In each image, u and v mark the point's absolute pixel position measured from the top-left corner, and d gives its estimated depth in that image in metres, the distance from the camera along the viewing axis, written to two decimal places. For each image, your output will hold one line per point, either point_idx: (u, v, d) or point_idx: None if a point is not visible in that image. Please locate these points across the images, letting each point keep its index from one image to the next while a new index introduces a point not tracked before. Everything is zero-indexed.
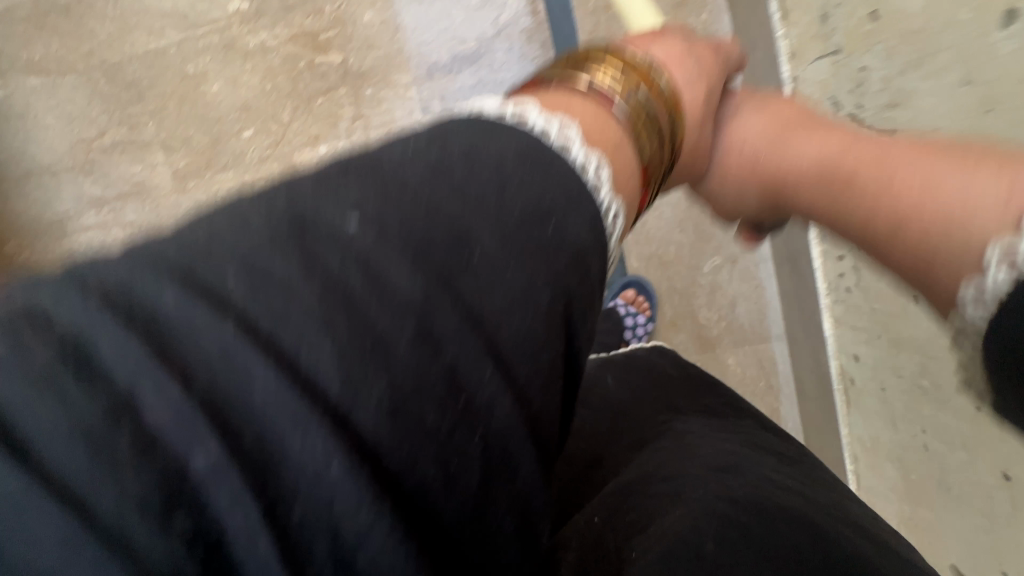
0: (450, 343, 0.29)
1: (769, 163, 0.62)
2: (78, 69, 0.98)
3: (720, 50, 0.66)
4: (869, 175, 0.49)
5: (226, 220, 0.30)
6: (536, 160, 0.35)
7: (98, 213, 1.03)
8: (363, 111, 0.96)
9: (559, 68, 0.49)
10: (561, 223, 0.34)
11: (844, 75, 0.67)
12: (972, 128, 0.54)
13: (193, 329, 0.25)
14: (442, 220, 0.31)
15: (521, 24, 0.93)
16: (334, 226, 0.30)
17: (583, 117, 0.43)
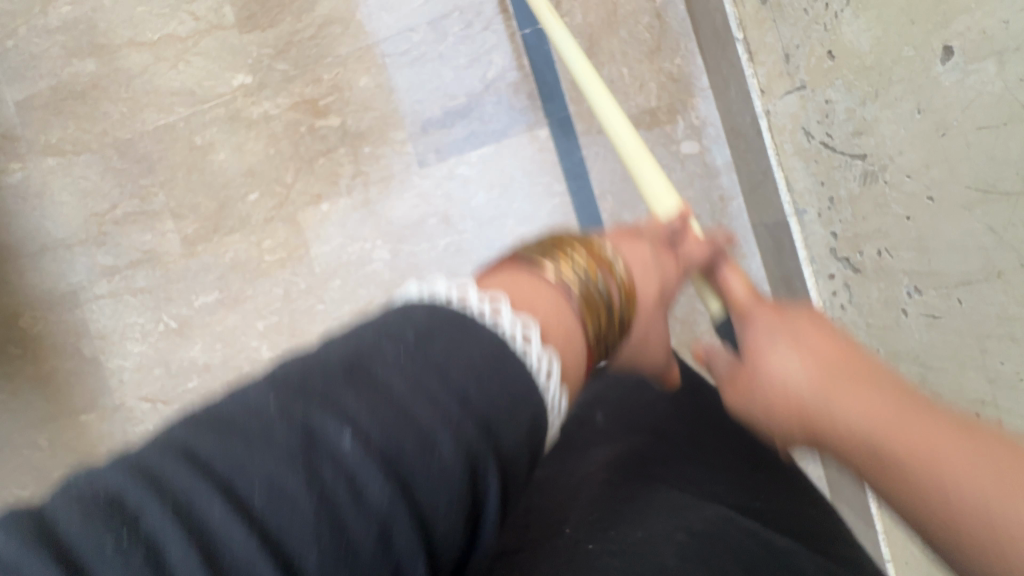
0: (400, 542, 0.27)
1: (815, 406, 0.44)
2: (93, 148, 1.05)
3: (694, 245, 0.59)
4: (915, 447, 0.37)
5: (246, 407, 0.28)
6: (499, 370, 0.33)
7: (110, 282, 1.06)
8: (362, 168, 1.01)
9: (527, 246, 0.48)
10: (500, 430, 0.31)
11: (811, 108, 0.66)
12: (935, 153, 0.51)
13: (223, 535, 0.25)
14: (411, 425, 0.29)
15: (507, 77, 0.97)
16: (330, 437, 0.27)
17: (545, 312, 0.41)
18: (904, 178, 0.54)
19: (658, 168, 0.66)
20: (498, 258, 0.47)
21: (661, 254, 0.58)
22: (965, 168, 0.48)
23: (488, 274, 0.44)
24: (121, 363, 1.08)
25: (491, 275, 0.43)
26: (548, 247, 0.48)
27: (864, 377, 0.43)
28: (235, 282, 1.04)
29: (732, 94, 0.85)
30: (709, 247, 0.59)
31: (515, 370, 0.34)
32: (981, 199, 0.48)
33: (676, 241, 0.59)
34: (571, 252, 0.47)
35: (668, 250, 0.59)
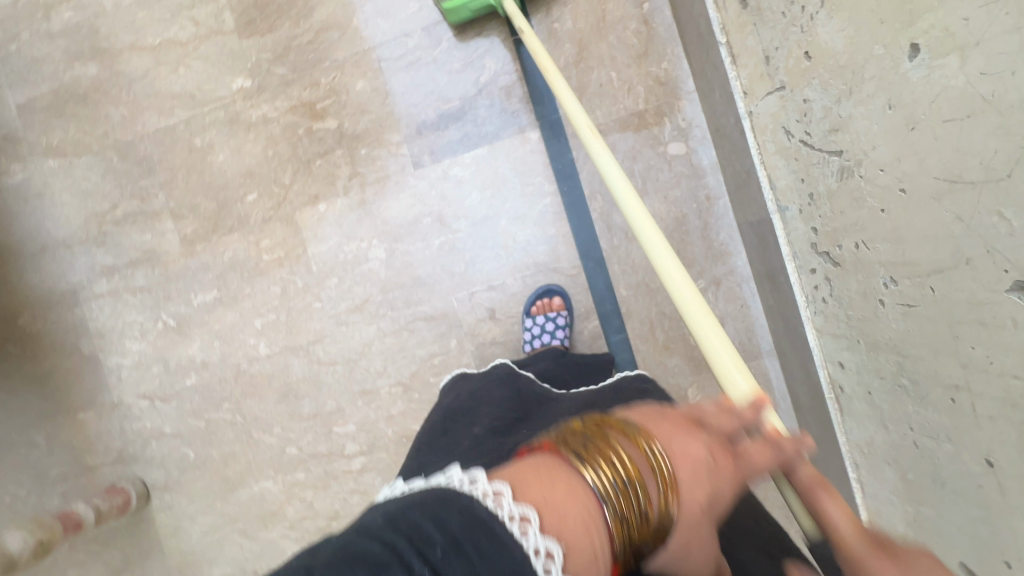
0: None
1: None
2: (94, 149, 1.07)
3: (761, 452, 0.42)
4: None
5: None
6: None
7: (110, 281, 1.08)
8: (359, 169, 1.03)
9: (573, 426, 0.42)
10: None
11: (790, 107, 0.69)
12: (905, 147, 0.52)
13: None
14: None
15: (500, 81, 1.00)
16: None
17: (576, 535, 0.35)
18: (878, 172, 0.56)
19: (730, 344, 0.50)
20: (539, 441, 0.42)
21: (728, 455, 0.41)
22: (931, 161, 0.49)
23: (521, 470, 0.38)
24: (120, 361, 1.09)
25: (523, 474, 0.37)
26: (588, 450, 0.39)
27: None
28: (233, 280, 1.06)
29: (717, 97, 0.89)
30: (779, 458, 0.42)
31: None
32: (950, 190, 0.48)
33: (762, 439, 0.42)
34: (609, 464, 0.38)
35: (738, 449, 0.42)
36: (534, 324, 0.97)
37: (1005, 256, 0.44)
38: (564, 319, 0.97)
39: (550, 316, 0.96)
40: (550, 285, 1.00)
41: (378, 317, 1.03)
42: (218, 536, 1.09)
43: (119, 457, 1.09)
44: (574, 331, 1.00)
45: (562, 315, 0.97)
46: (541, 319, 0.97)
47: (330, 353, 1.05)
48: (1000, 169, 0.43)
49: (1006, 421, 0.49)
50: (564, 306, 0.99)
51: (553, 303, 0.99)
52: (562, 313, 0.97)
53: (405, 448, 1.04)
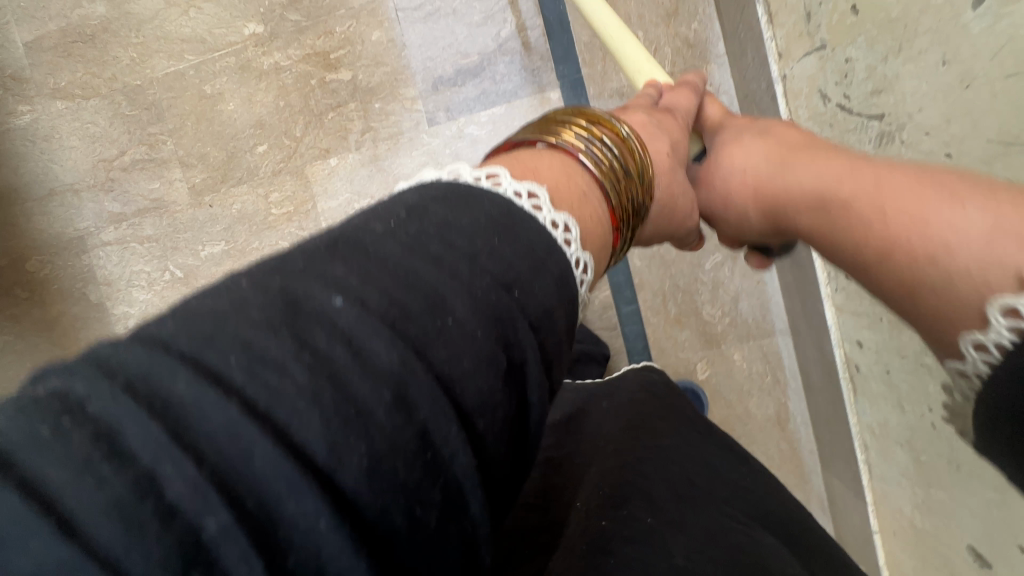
0: (422, 407, 0.25)
1: (768, 177, 0.53)
2: (102, 93, 1.04)
3: (685, 98, 0.61)
4: (863, 202, 0.43)
5: (223, 296, 0.26)
6: (510, 226, 0.32)
7: (118, 229, 1.07)
8: (372, 123, 1.00)
9: (524, 130, 0.45)
10: (521, 287, 0.30)
11: (829, 69, 0.65)
12: (956, 107, 0.49)
13: (201, 410, 0.22)
14: (418, 286, 0.27)
15: (521, 37, 0.96)
16: (321, 301, 0.26)
17: (565, 181, 0.39)
18: (922, 137, 0.53)
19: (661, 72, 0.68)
20: (494, 148, 0.45)
21: (665, 112, 0.57)
22: (987, 121, 0.46)
23: (494, 159, 0.41)
24: (127, 310, 1.09)
25: (505, 160, 0.40)
26: (543, 127, 0.45)
27: (825, 157, 0.49)
28: (241, 234, 1.05)
29: (748, 61, 0.84)
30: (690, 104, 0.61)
31: (526, 221, 0.33)
32: (1004, 152, 0.45)
33: (669, 102, 0.60)
34: (573, 131, 0.44)
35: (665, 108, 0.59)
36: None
37: None
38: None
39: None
40: None
41: None
42: None
43: None
44: None
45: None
46: None
47: None
48: None
49: None
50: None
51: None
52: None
53: None
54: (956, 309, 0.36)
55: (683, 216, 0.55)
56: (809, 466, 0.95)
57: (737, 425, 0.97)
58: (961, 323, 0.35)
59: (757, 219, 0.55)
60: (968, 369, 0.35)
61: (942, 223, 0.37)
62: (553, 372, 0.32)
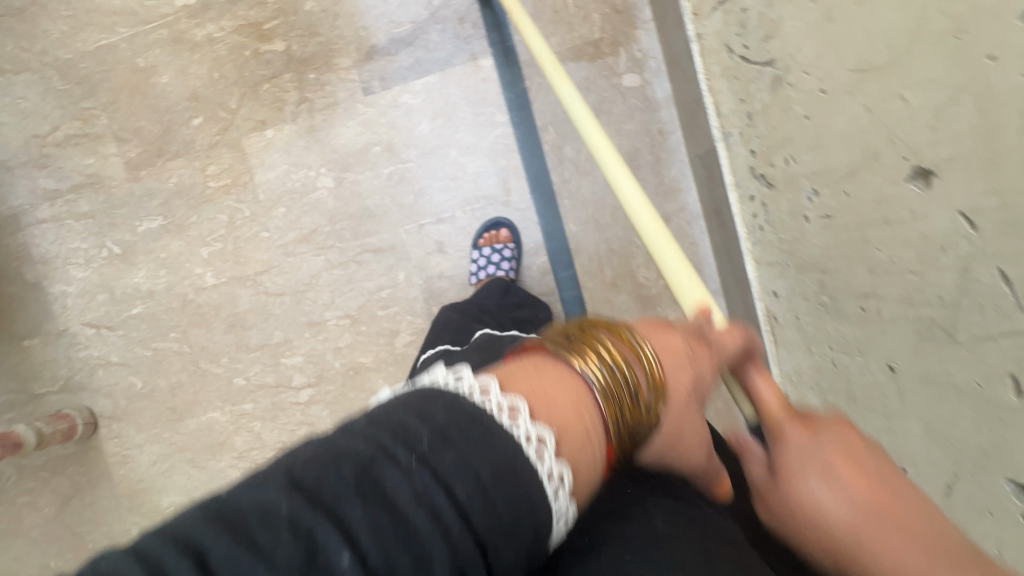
0: None
1: (846, 541, 0.38)
2: (33, 68, 1.03)
3: (735, 335, 0.47)
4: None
5: (252, 513, 0.25)
6: (513, 491, 0.29)
7: (53, 206, 1.06)
8: (307, 94, 1.00)
9: (554, 329, 0.41)
10: (497, 552, 0.28)
11: (731, 21, 0.67)
12: (825, 41, 0.50)
13: None
14: (410, 546, 0.26)
15: (454, 6, 0.97)
16: (333, 557, 0.25)
17: (579, 438, 0.34)
18: (803, 76, 0.55)
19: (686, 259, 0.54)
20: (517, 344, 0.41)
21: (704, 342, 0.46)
22: (847, 50, 0.47)
23: (511, 370, 0.36)
24: (64, 289, 1.08)
25: (517, 372, 0.36)
26: (578, 346, 0.38)
27: (918, 535, 0.37)
28: (179, 208, 1.04)
29: (670, 24, 0.86)
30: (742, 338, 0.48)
31: (528, 485, 0.30)
32: (862, 80, 0.47)
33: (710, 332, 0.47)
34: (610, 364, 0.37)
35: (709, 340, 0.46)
36: (481, 256, 0.95)
37: (903, 142, 0.44)
38: (511, 252, 0.96)
39: (497, 247, 0.96)
40: (499, 218, 0.98)
41: (326, 248, 1.02)
42: (166, 466, 1.09)
43: (66, 384, 1.09)
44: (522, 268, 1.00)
45: (508, 247, 0.96)
46: (486, 252, 0.96)
47: (277, 284, 1.03)
48: (904, 45, 0.41)
49: (904, 322, 0.49)
50: (510, 238, 0.98)
51: (500, 235, 0.97)
52: (508, 245, 0.97)
53: (353, 380, 1.04)
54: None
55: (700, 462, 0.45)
56: None
57: None
58: None
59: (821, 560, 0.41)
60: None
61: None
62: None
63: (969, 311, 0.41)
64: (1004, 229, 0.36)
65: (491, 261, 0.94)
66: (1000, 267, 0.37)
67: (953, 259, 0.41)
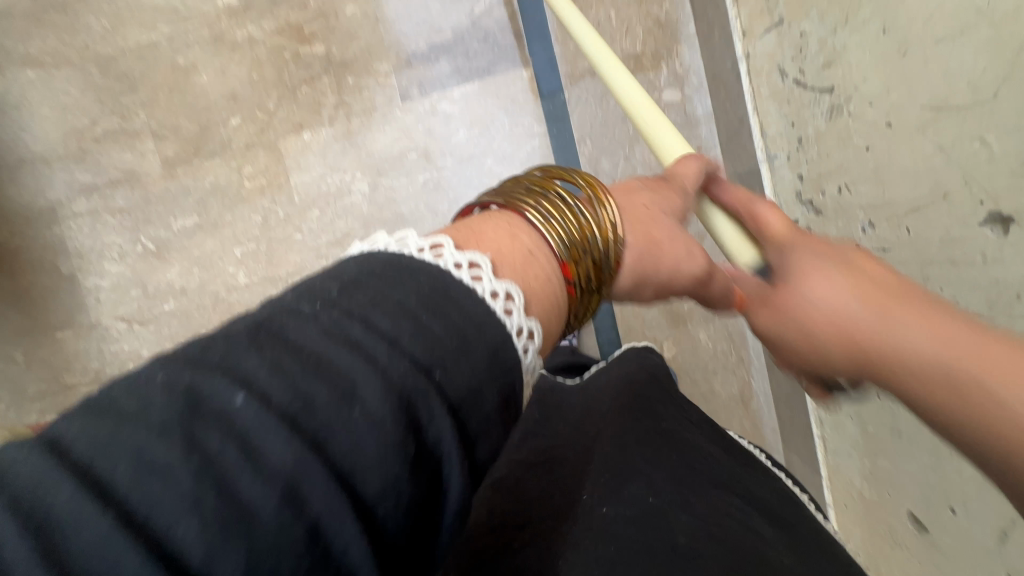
0: (314, 504, 0.25)
1: (864, 326, 0.43)
2: (74, 62, 1.03)
3: (691, 168, 0.54)
4: (986, 373, 0.36)
5: (133, 397, 0.26)
6: (435, 306, 0.33)
7: (89, 200, 1.07)
8: (345, 98, 1.00)
9: (491, 193, 0.46)
10: (434, 369, 0.31)
11: (787, 44, 0.66)
12: (894, 75, 0.50)
13: (76, 525, 0.23)
14: (324, 375, 0.28)
15: (495, 15, 0.96)
16: (224, 399, 0.26)
17: (525, 268, 0.40)
18: (867, 108, 0.54)
19: (676, 132, 0.61)
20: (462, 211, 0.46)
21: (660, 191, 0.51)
22: (921, 88, 0.47)
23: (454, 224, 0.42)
24: (97, 283, 1.09)
25: (471, 223, 0.42)
26: (515, 199, 0.44)
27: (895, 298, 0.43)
28: (214, 207, 1.04)
29: (716, 41, 0.85)
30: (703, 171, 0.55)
31: (460, 304, 0.34)
32: (935, 119, 0.47)
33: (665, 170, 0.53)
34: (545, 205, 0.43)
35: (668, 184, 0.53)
36: None
37: (980, 185, 0.44)
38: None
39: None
40: None
41: None
42: None
43: (97, 376, 1.10)
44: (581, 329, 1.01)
45: None
46: None
47: None
48: (990, 88, 0.42)
49: None
50: None
51: None
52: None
53: None
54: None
55: (688, 275, 0.48)
56: (770, 444, 0.98)
57: (702, 403, 0.98)
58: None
59: (840, 364, 0.45)
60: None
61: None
62: (479, 452, 0.33)
63: None
64: None
65: None
66: None
67: None
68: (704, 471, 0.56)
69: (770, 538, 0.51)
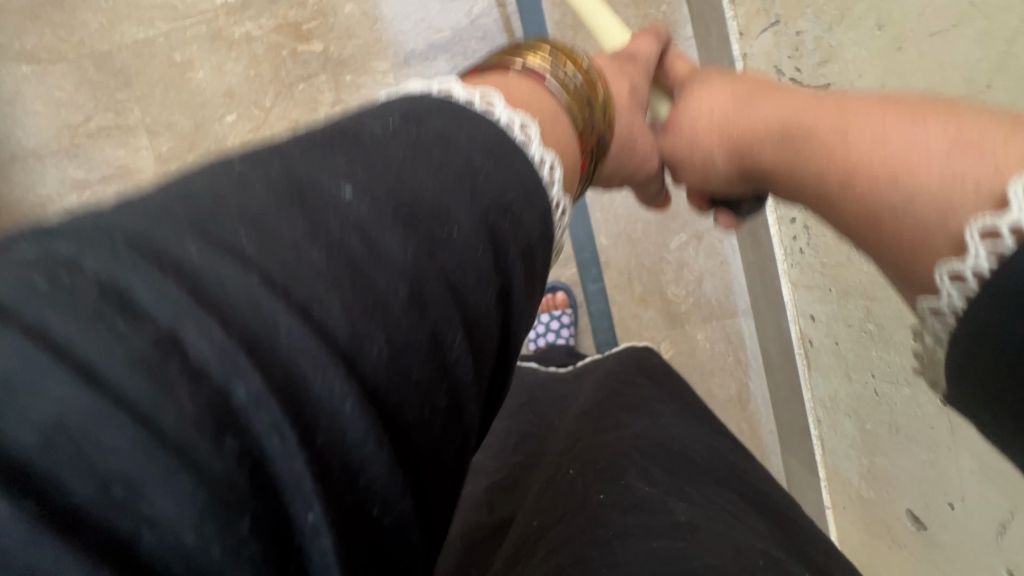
0: (434, 310, 0.27)
1: (736, 121, 0.51)
2: (69, 58, 1.03)
3: (646, 43, 0.62)
4: (823, 132, 0.41)
5: (213, 182, 0.26)
6: (500, 149, 0.34)
7: (81, 196, 1.06)
8: (343, 96, 1.00)
9: (494, 54, 0.47)
10: (515, 214, 0.33)
11: (783, 43, 0.67)
12: (890, 70, 0.51)
13: (215, 281, 0.22)
14: (421, 195, 0.29)
15: (493, 15, 0.97)
16: (329, 192, 0.27)
17: (552, 127, 0.41)
18: None
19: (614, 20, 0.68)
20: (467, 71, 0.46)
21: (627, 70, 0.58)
22: (915, 82, 0.48)
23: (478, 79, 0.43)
24: None
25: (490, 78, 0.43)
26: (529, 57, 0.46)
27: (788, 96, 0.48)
28: None
29: (712, 43, 0.86)
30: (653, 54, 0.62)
31: (520, 151, 0.35)
32: None
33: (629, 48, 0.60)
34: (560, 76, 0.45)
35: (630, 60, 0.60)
36: (541, 323, 1.00)
37: None
38: (569, 318, 0.99)
39: (556, 314, 0.98)
40: (556, 282, 1.00)
41: None
42: None
43: None
44: (578, 328, 1.01)
45: (566, 313, 0.99)
46: (547, 317, 0.98)
47: None
48: (983, 80, 0.43)
49: None
50: (568, 303, 0.99)
51: (557, 299, 0.99)
52: (566, 312, 0.99)
53: None
54: (930, 272, 0.32)
55: (640, 159, 0.57)
56: (768, 446, 0.97)
57: None
58: (933, 247, 0.32)
59: (723, 179, 0.55)
60: (933, 327, 0.33)
61: (970, 182, 0.31)
62: (539, 290, 0.35)
63: None
64: None
65: (552, 328, 0.98)
66: None
67: None
68: (702, 464, 0.57)
69: (763, 530, 0.52)
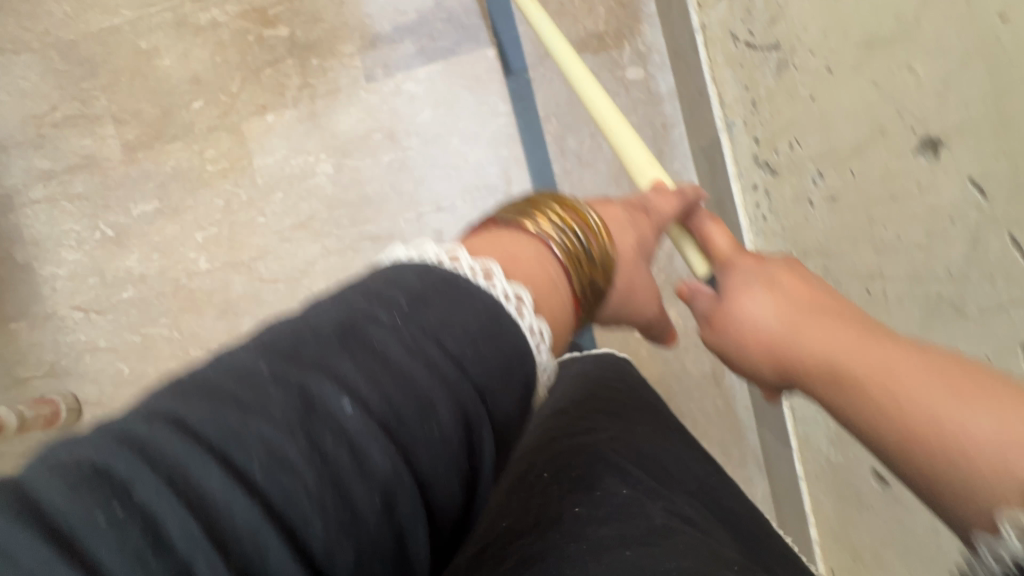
0: (404, 508, 0.28)
1: (778, 338, 0.44)
2: (34, 48, 1.02)
3: (668, 198, 0.53)
4: (869, 370, 0.36)
5: (232, 373, 0.28)
6: (493, 331, 0.34)
7: (47, 187, 1.04)
8: (309, 80, 0.99)
9: (500, 209, 0.45)
10: (493, 399, 0.33)
11: (736, 9, 0.68)
12: (830, 17, 0.50)
13: (224, 501, 0.24)
14: (412, 389, 0.30)
15: None
16: (331, 403, 0.28)
17: (549, 297, 0.39)
18: (808, 57, 0.55)
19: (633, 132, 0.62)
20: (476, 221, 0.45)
21: (636, 214, 0.50)
22: (852, 25, 0.48)
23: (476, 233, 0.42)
24: (54, 272, 1.05)
25: (483, 240, 0.41)
26: (529, 215, 0.43)
27: (840, 318, 0.42)
28: (175, 191, 1.03)
29: (674, 17, 0.87)
30: (681, 201, 0.54)
31: (511, 332, 0.35)
32: (868, 55, 0.47)
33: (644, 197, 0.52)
34: (568, 241, 0.42)
35: (646, 209, 0.51)
36: None
37: (911, 113, 0.43)
38: None
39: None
40: None
41: (323, 235, 1.01)
42: None
43: (52, 369, 1.06)
44: None
45: None
46: None
47: (272, 270, 1.02)
48: (911, 14, 0.42)
49: (914, 303, 0.47)
50: None
51: None
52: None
53: None
54: (983, 516, 0.29)
55: (644, 311, 0.53)
56: (744, 423, 0.96)
57: (674, 382, 0.97)
58: (987, 500, 0.29)
59: (769, 378, 0.46)
60: (972, 559, 0.29)
61: None
62: (510, 450, 0.36)
63: (981, 282, 0.40)
64: (1016, 190, 0.36)
65: None
66: (1014, 233, 0.36)
67: (963, 232, 0.41)
68: (680, 474, 0.56)
69: (731, 540, 0.52)
